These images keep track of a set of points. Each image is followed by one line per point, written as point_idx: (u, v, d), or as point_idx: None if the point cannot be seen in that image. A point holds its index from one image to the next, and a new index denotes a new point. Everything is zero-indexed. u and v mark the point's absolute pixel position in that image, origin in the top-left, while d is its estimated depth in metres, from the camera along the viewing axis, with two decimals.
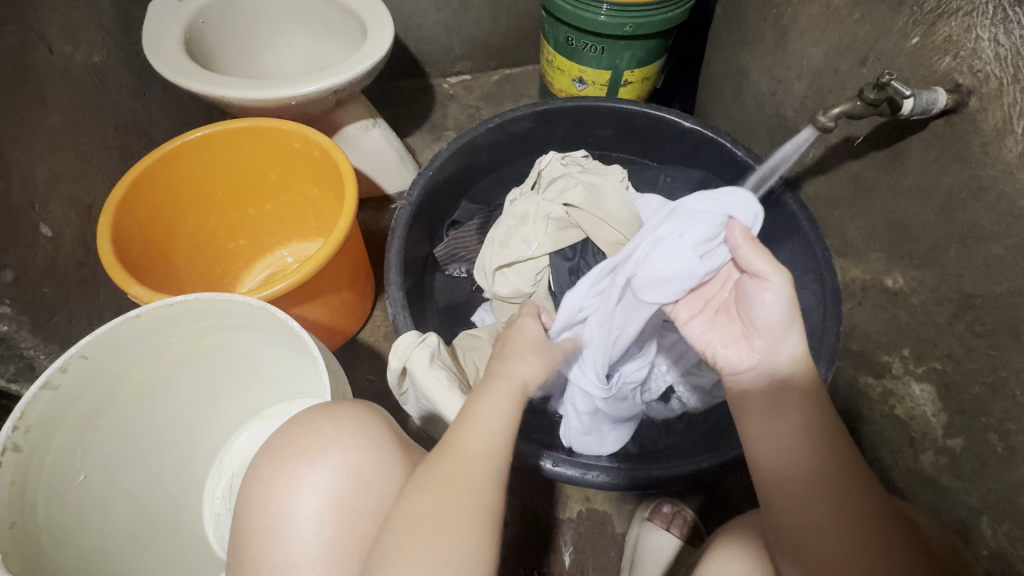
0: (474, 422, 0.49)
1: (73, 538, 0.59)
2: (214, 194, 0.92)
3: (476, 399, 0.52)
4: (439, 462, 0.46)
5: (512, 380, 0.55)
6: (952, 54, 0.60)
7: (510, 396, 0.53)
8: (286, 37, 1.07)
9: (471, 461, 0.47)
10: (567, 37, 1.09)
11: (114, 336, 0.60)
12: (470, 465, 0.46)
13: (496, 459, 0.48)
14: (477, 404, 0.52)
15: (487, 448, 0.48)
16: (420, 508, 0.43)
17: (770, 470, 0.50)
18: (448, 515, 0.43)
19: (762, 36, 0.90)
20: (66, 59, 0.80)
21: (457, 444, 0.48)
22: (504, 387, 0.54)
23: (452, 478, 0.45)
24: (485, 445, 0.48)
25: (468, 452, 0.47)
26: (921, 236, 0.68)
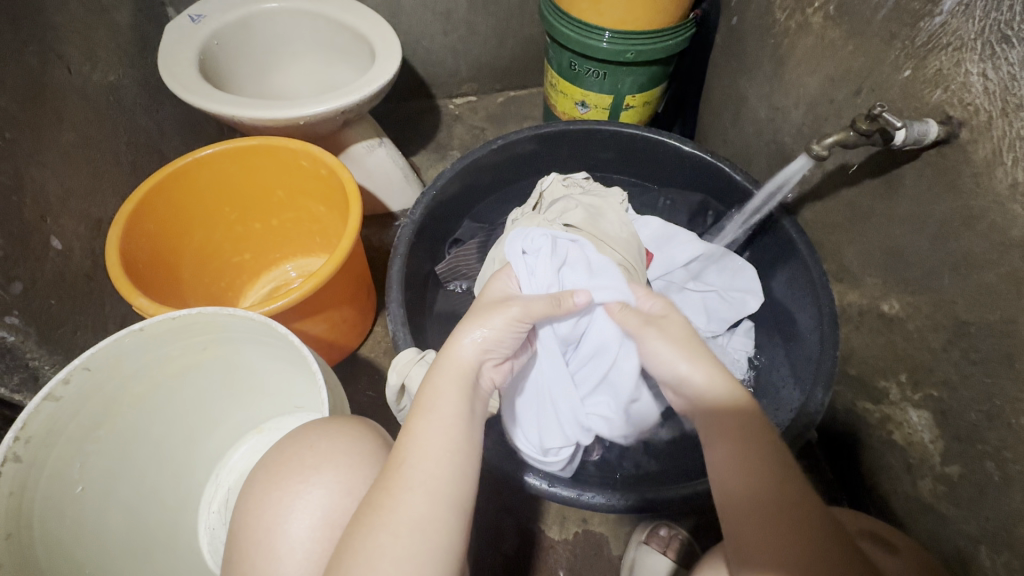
0: (419, 424, 0.48)
1: (68, 550, 0.59)
2: (223, 210, 0.93)
3: (422, 398, 0.50)
4: (382, 480, 0.45)
5: (453, 376, 0.51)
6: (943, 87, 0.61)
7: (453, 398, 0.49)
8: (296, 58, 1.10)
9: (416, 470, 0.45)
10: (570, 62, 1.11)
11: (116, 349, 0.61)
12: (406, 478, 0.44)
13: (438, 471, 0.45)
14: (423, 402, 0.49)
15: (432, 448, 0.46)
16: (369, 532, 0.42)
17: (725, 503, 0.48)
18: (394, 538, 0.42)
19: (760, 65, 0.92)
20: (84, 78, 0.83)
21: (399, 455, 0.46)
22: (443, 388, 0.50)
23: (391, 495, 0.44)
24: (424, 455, 0.46)
25: (409, 462, 0.45)
26: (915, 263, 0.69)
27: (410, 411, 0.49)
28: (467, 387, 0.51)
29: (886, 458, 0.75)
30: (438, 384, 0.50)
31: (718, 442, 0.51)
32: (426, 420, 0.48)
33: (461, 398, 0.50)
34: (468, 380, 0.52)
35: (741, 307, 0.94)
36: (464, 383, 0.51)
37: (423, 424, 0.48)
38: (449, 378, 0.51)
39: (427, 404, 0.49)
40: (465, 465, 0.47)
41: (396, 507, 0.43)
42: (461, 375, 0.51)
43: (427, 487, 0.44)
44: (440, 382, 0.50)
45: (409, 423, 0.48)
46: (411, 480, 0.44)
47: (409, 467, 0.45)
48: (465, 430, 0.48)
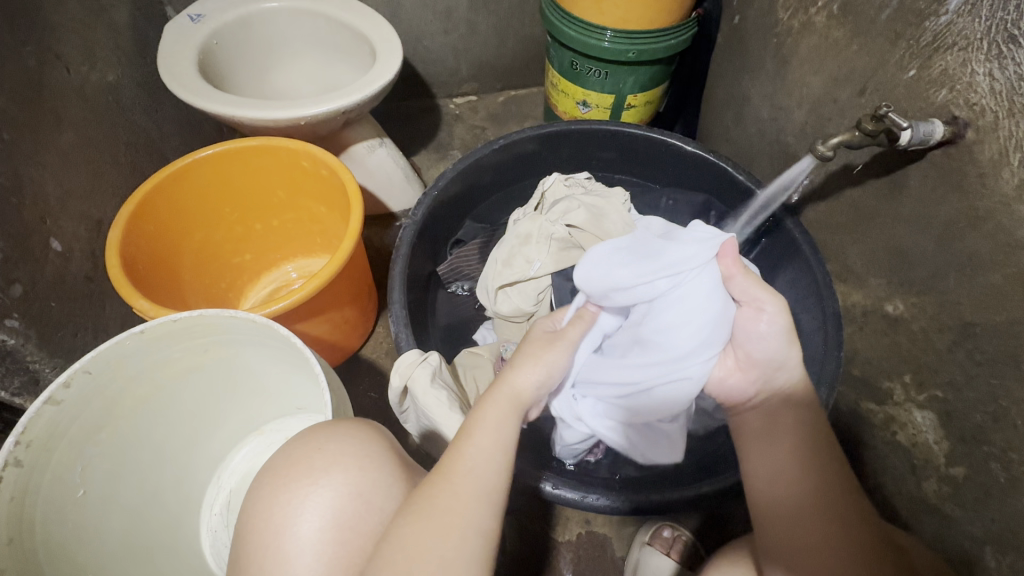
0: (475, 435, 0.49)
1: (71, 554, 0.59)
2: (223, 210, 0.93)
3: (478, 413, 0.51)
4: (437, 481, 0.46)
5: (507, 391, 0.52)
6: (949, 87, 0.61)
7: (507, 412, 0.51)
8: (296, 58, 1.09)
9: (472, 478, 0.46)
10: (571, 62, 1.11)
11: (117, 351, 0.61)
12: (463, 485, 0.45)
13: (492, 481, 0.46)
14: (476, 416, 0.51)
15: (484, 459, 0.47)
16: (421, 538, 0.42)
17: (769, 499, 0.53)
18: (447, 545, 0.42)
19: (763, 64, 0.92)
20: (82, 78, 0.82)
21: (457, 459, 0.47)
22: (500, 403, 0.51)
23: (448, 498, 0.44)
24: (480, 464, 0.47)
25: (468, 468, 0.46)
26: (920, 263, 0.68)
27: (465, 422, 0.50)
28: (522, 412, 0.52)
29: (888, 458, 0.75)
30: (497, 401, 0.51)
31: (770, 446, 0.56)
32: (481, 431, 0.49)
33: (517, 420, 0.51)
34: (524, 406, 0.53)
35: None
36: (519, 407, 0.52)
37: (486, 436, 0.49)
38: (509, 400, 0.52)
39: (485, 418, 0.50)
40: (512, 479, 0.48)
41: (456, 513, 0.43)
42: (519, 397, 0.52)
43: (487, 493, 0.46)
44: (498, 400, 0.52)
45: (468, 433, 0.49)
46: (471, 485, 0.46)
47: (471, 472, 0.46)
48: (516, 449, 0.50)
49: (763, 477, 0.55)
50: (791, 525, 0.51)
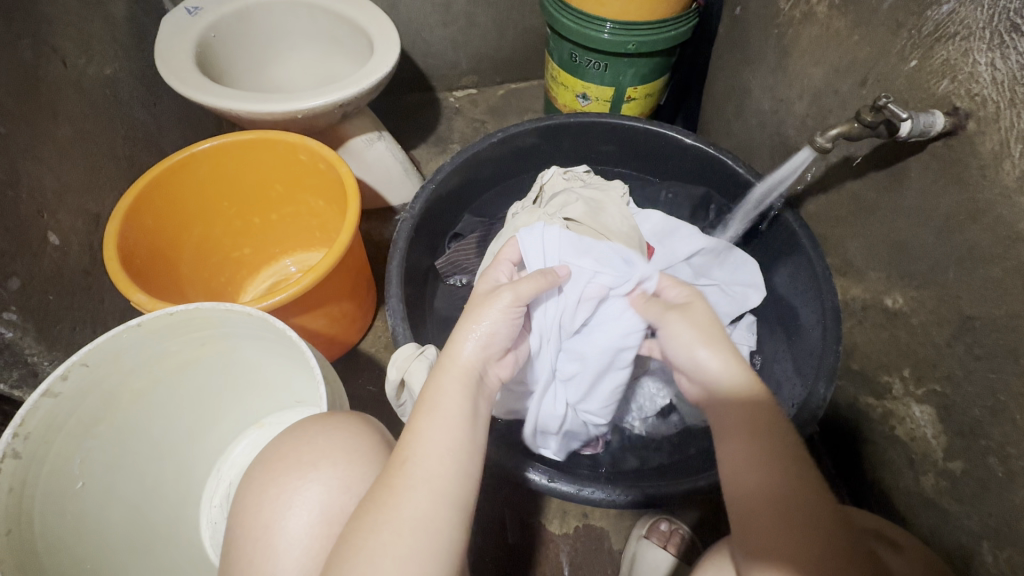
0: (422, 423, 0.47)
1: (70, 545, 0.59)
2: (221, 204, 0.93)
3: (423, 399, 0.49)
4: (384, 476, 0.45)
5: (458, 374, 0.51)
6: (950, 78, 0.60)
7: (460, 396, 0.49)
8: (294, 51, 1.09)
9: (420, 467, 0.45)
10: (571, 54, 1.10)
11: (114, 345, 0.61)
12: (405, 473, 0.44)
13: (443, 469, 0.45)
14: (428, 400, 0.49)
15: (435, 447, 0.46)
16: (369, 534, 0.41)
17: (739, 499, 0.49)
18: (389, 537, 0.41)
19: (764, 56, 0.91)
20: (79, 72, 0.82)
21: (403, 452, 0.46)
22: (448, 386, 0.50)
23: (391, 490, 0.43)
24: (429, 452, 0.46)
25: (411, 459, 0.45)
26: (920, 257, 0.68)
27: (415, 410, 0.49)
28: (473, 387, 0.51)
29: (888, 453, 0.76)
30: (441, 382, 0.50)
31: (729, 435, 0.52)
32: (429, 418, 0.48)
33: (465, 400, 0.49)
34: (474, 381, 0.51)
35: (743, 301, 0.94)
36: (469, 382, 0.51)
37: (428, 423, 0.47)
38: (453, 378, 0.50)
39: (430, 403, 0.49)
40: (468, 462, 0.46)
41: (399, 505, 0.42)
42: (461, 373, 0.51)
43: (432, 486, 0.44)
44: (443, 381, 0.50)
45: (413, 422, 0.48)
46: (414, 477, 0.44)
47: (412, 464, 0.45)
48: (470, 431, 0.48)
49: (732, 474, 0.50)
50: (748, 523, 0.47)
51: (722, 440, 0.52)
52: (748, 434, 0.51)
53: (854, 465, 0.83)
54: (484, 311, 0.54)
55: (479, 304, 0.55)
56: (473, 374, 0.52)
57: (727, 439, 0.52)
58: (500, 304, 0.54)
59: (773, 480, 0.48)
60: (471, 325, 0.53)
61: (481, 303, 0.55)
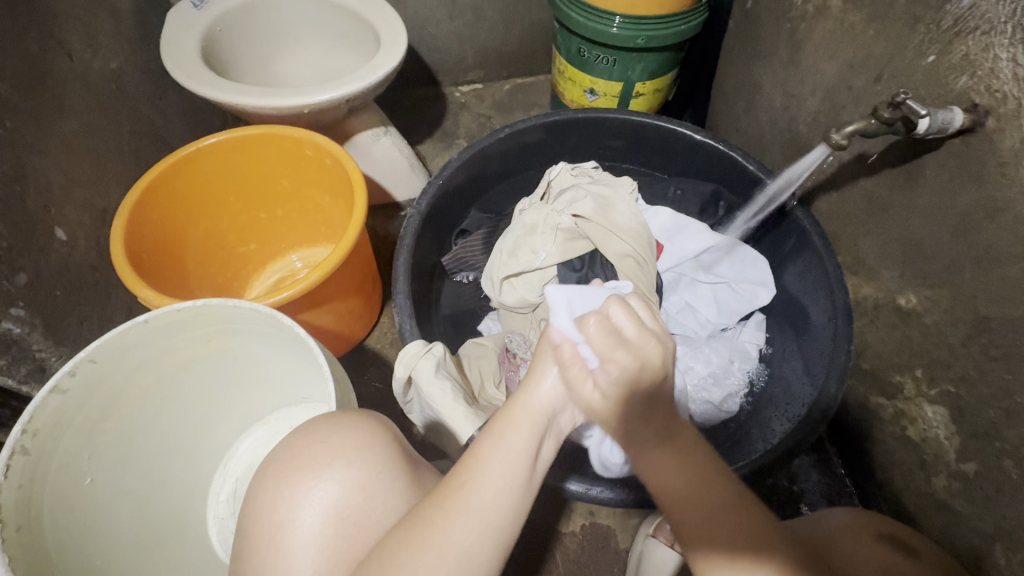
0: (485, 451, 0.46)
1: (79, 540, 0.59)
2: (228, 199, 0.92)
3: (491, 428, 0.47)
4: (437, 495, 0.44)
5: (532, 411, 0.47)
6: (969, 73, 0.59)
7: (528, 434, 0.46)
8: (300, 46, 1.08)
9: (473, 497, 0.44)
10: (578, 49, 1.09)
11: (122, 341, 0.61)
12: (457, 498, 0.44)
13: (496, 504, 0.44)
14: (494, 428, 0.47)
15: (492, 481, 0.44)
16: (411, 550, 0.41)
17: (677, 507, 0.47)
18: (432, 560, 0.41)
19: (776, 51, 0.90)
20: (85, 66, 0.81)
21: (459, 476, 0.45)
22: (520, 418, 0.47)
23: (443, 512, 0.43)
24: (485, 484, 0.44)
25: (465, 488, 0.44)
26: (934, 256, 0.67)
27: (480, 433, 0.48)
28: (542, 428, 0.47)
29: (898, 453, 0.75)
30: (512, 416, 0.47)
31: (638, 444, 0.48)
32: (492, 448, 0.46)
33: (532, 440, 0.46)
34: (545, 423, 0.47)
35: (752, 299, 0.93)
36: (541, 424, 0.47)
37: (491, 453, 0.46)
38: (525, 416, 0.47)
39: (498, 432, 0.47)
40: (520, 501, 0.45)
41: (447, 531, 0.42)
42: (533, 412, 0.47)
43: (482, 517, 0.43)
44: (514, 414, 0.47)
45: (476, 446, 0.46)
46: (467, 505, 0.43)
47: (469, 492, 0.44)
48: (529, 474, 0.46)
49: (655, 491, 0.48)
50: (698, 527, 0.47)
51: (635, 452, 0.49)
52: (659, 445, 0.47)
53: (864, 465, 0.82)
54: (549, 344, 0.50)
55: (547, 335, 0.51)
56: (547, 416, 0.48)
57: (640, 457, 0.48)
58: (568, 336, 0.50)
59: (697, 475, 0.47)
60: (549, 359, 0.49)
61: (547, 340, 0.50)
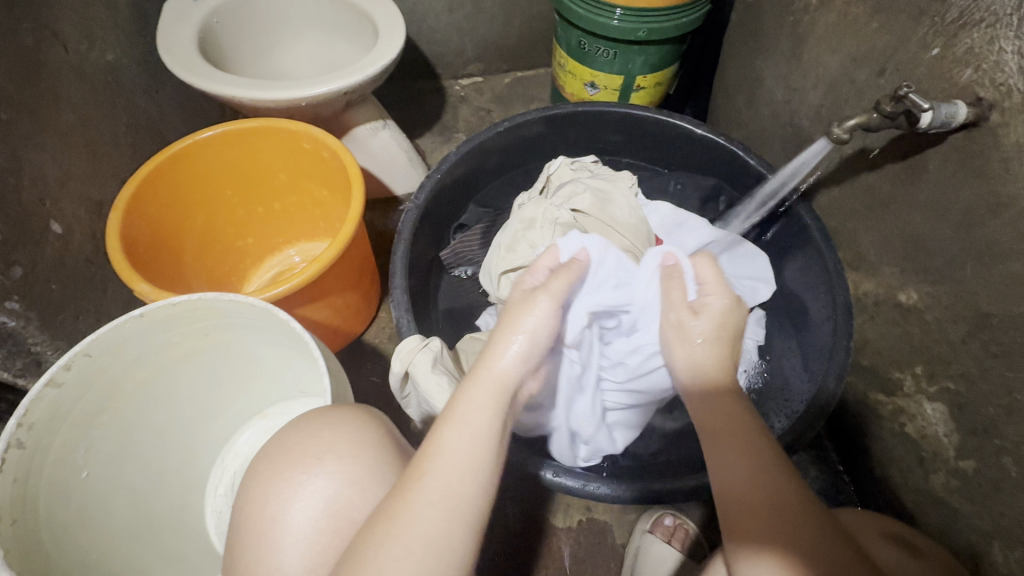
0: (444, 433, 0.44)
1: (74, 534, 0.59)
2: (224, 193, 0.92)
3: (450, 407, 0.45)
4: (399, 487, 0.43)
5: (492, 384, 0.46)
6: (974, 67, 0.58)
7: (488, 411, 0.45)
8: (298, 38, 1.07)
9: (435, 483, 0.42)
10: (579, 41, 1.08)
11: (116, 334, 0.61)
12: (419, 487, 0.42)
13: (462, 488, 0.42)
14: (453, 409, 0.45)
15: (455, 464, 0.43)
16: (377, 546, 0.40)
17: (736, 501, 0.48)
18: (398, 555, 0.39)
19: (778, 44, 0.89)
20: (81, 58, 0.81)
21: (420, 462, 0.43)
22: (480, 396, 0.45)
23: (406, 503, 0.41)
24: (448, 468, 0.43)
25: (426, 474, 0.42)
26: (936, 252, 0.66)
27: (439, 416, 0.45)
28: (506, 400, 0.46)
29: (896, 450, 0.75)
30: (470, 393, 0.45)
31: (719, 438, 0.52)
32: (451, 430, 0.44)
33: (494, 413, 0.45)
34: (508, 395, 0.46)
35: (752, 295, 0.92)
36: (503, 396, 0.46)
37: (451, 436, 0.44)
38: (485, 389, 0.45)
39: (457, 413, 0.45)
40: (487, 482, 0.43)
41: (411, 522, 0.40)
42: (492, 383, 0.46)
43: (447, 503, 0.42)
44: (472, 391, 0.45)
45: (435, 431, 0.44)
46: (429, 493, 0.42)
47: (431, 479, 0.42)
48: (494, 451, 0.44)
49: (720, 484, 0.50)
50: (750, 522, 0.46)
51: (714, 445, 0.52)
52: (735, 444, 0.51)
53: (862, 462, 0.82)
54: (519, 311, 0.49)
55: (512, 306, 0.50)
56: (508, 387, 0.46)
57: (715, 445, 0.52)
58: (539, 307, 0.49)
59: (759, 475, 0.48)
60: (512, 330, 0.48)
61: (519, 304, 0.50)
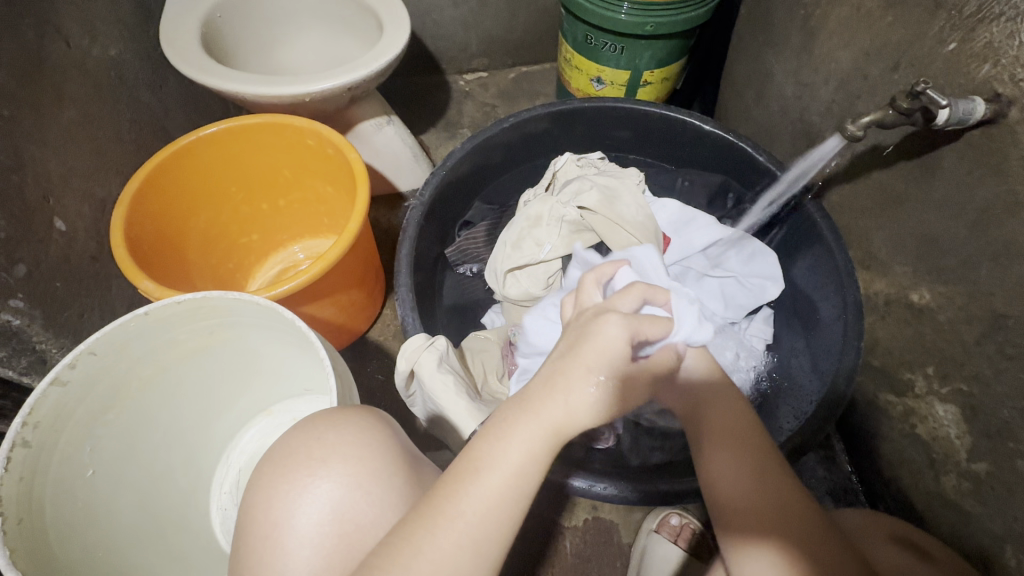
0: (485, 471, 0.42)
1: (81, 533, 0.59)
2: (229, 190, 0.92)
3: (494, 444, 0.42)
4: (425, 513, 0.41)
5: (547, 428, 0.42)
6: (992, 62, 0.56)
7: (536, 453, 0.42)
8: (301, 33, 1.06)
9: (467, 518, 0.41)
10: (585, 36, 1.06)
11: (121, 333, 0.60)
12: (455, 527, 0.41)
13: (495, 528, 0.41)
14: (495, 446, 0.42)
15: (490, 500, 0.41)
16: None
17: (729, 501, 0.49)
18: None
19: (789, 38, 0.87)
20: (83, 53, 0.80)
21: (452, 492, 0.42)
22: (532, 436, 0.42)
23: (436, 532, 0.40)
24: (486, 508, 0.41)
25: (459, 509, 0.41)
26: (950, 251, 0.65)
27: (478, 449, 0.43)
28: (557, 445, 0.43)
29: (906, 451, 0.74)
30: (523, 433, 0.42)
31: (717, 444, 0.52)
32: (493, 468, 0.42)
33: (542, 460, 0.42)
34: (561, 439, 0.43)
35: (760, 294, 0.91)
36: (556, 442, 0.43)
37: (492, 471, 0.42)
38: (542, 436, 0.42)
39: (499, 451, 0.42)
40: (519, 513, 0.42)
41: (438, 552, 0.40)
42: (550, 429, 0.42)
43: (478, 538, 0.41)
44: (519, 429, 0.42)
45: (473, 466, 0.42)
46: (461, 528, 0.41)
47: (465, 514, 0.41)
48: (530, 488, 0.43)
49: (714, 486, 0.51)
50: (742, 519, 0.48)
51: (710, 450, 0.52)
52: (736, 447, 0.51)
53: (871, 462, 0.81)
54: (596, 344, 0.42)
55: (587, 334, 0.43)
56: (567, 434, 0.43)
57: (710, 446, 0.52)
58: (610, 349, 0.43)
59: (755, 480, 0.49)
60: (587, 372, 0.42)
61: (593, 342, 0.43)
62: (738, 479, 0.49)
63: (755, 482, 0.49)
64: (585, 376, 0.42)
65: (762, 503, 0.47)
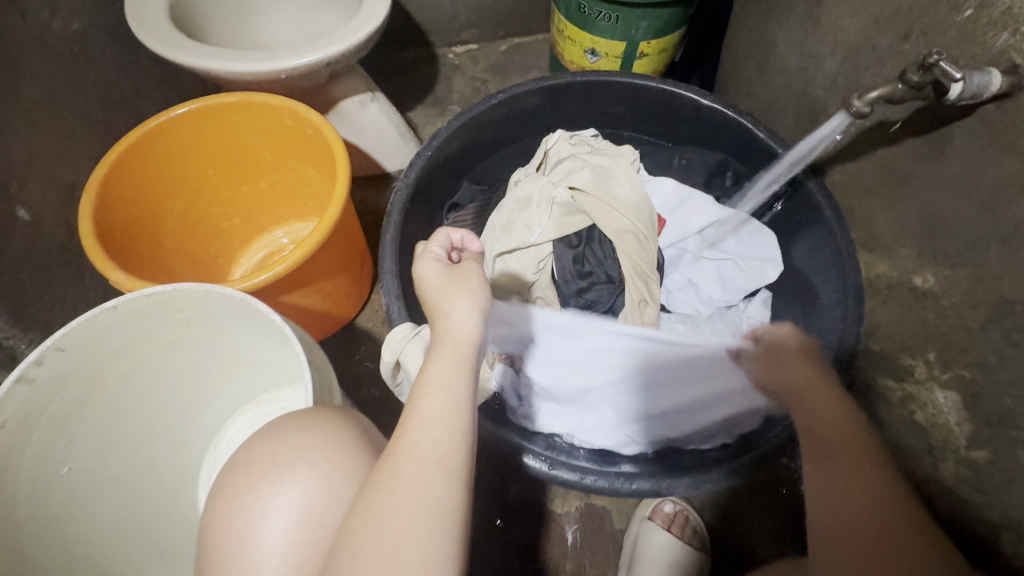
0: (418, 402, 0.42)
1: (57, 532, 0.58)
2: (207, 173, 0.88)
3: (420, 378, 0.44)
4: (384, 464, 0.40)
5: (455, 344, 0.45)
6: (1011, 30, 0.52)
7: (460, 372, 0.44)
8: (280, 4, 1.01)
9: (416, 450, 0.40)
10: (579, 5, 1.01)
11: (91, 327, 0.58)
12: (410, 464, 0.39)
13: (448, 452, 0.40)
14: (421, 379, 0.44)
15: (434, 421, 0.41)
16: (371, 529, 0.37)
17: (840, 526, 0.54)
18: (399, 531, 0.37)
19: (794, 5, 0.82)
20: (43, 27, 0.75)
21: (401, 434, 0.41)
22: (448, 354, 0.45)
23: (390, 478, 0.39)
24: (432, 434, 0.41)
25: (413, 444, 0.40)
26: (957, 233, 0.62)
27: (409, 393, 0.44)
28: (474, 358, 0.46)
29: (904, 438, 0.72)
30: (437, 358, 0.44)
31: (826, 465, 0.57)
32: (423, 395, 0.43)
33: (467, 375, 0.44)
34: (472, 350, 0.46)
35: (758, 276, 0.88)
36: (464, 353, 0.45)
37: (424, 398, 0.42)
38: (449, 351, 0.45)
39: (427, 382, 0.43)
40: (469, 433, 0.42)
41: (398, 494, 0.38)
42: (457, 345, 0.45)
43: (438, 468, 0.39)
44: (435, 355, 0.45)
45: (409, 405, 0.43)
46: (417, 464, 0.39)
47: (415, 449, 0.40)
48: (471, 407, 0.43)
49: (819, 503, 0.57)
50: (856, 538, 0.53)
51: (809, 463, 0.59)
52: (834, 460, 0.57)
53: None
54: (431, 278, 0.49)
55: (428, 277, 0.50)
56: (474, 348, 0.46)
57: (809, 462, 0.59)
58: (459, 273, 0.49)
59: (864, 496, 0.54)
60: (455, 294, 0.47)
61: (448, 275, 0.49)
62: (835, 493, 0.55)
63: (868, 505, 0.53)
64: (449, 292, 0.47)
65: (870, 522, 0.52)
